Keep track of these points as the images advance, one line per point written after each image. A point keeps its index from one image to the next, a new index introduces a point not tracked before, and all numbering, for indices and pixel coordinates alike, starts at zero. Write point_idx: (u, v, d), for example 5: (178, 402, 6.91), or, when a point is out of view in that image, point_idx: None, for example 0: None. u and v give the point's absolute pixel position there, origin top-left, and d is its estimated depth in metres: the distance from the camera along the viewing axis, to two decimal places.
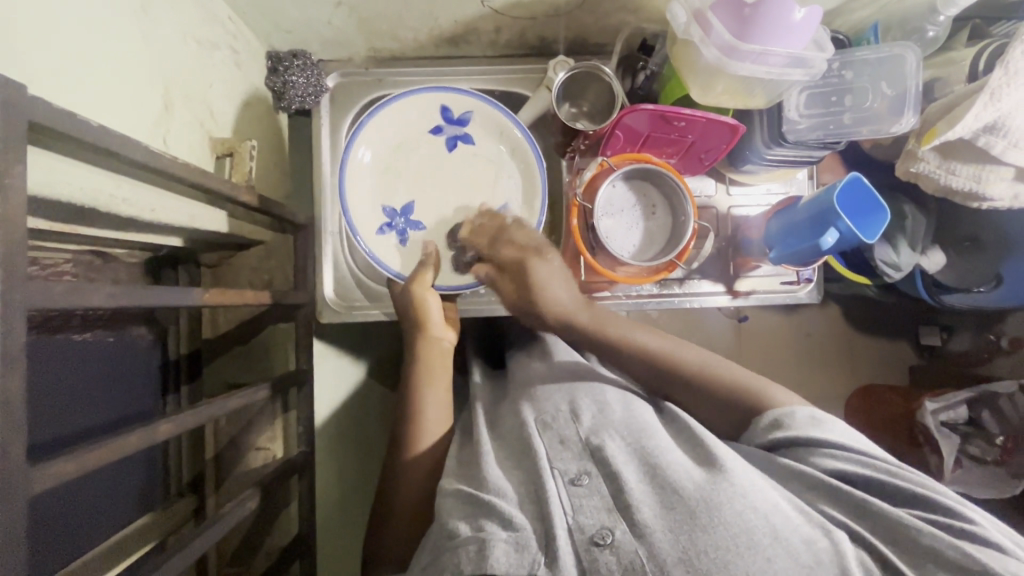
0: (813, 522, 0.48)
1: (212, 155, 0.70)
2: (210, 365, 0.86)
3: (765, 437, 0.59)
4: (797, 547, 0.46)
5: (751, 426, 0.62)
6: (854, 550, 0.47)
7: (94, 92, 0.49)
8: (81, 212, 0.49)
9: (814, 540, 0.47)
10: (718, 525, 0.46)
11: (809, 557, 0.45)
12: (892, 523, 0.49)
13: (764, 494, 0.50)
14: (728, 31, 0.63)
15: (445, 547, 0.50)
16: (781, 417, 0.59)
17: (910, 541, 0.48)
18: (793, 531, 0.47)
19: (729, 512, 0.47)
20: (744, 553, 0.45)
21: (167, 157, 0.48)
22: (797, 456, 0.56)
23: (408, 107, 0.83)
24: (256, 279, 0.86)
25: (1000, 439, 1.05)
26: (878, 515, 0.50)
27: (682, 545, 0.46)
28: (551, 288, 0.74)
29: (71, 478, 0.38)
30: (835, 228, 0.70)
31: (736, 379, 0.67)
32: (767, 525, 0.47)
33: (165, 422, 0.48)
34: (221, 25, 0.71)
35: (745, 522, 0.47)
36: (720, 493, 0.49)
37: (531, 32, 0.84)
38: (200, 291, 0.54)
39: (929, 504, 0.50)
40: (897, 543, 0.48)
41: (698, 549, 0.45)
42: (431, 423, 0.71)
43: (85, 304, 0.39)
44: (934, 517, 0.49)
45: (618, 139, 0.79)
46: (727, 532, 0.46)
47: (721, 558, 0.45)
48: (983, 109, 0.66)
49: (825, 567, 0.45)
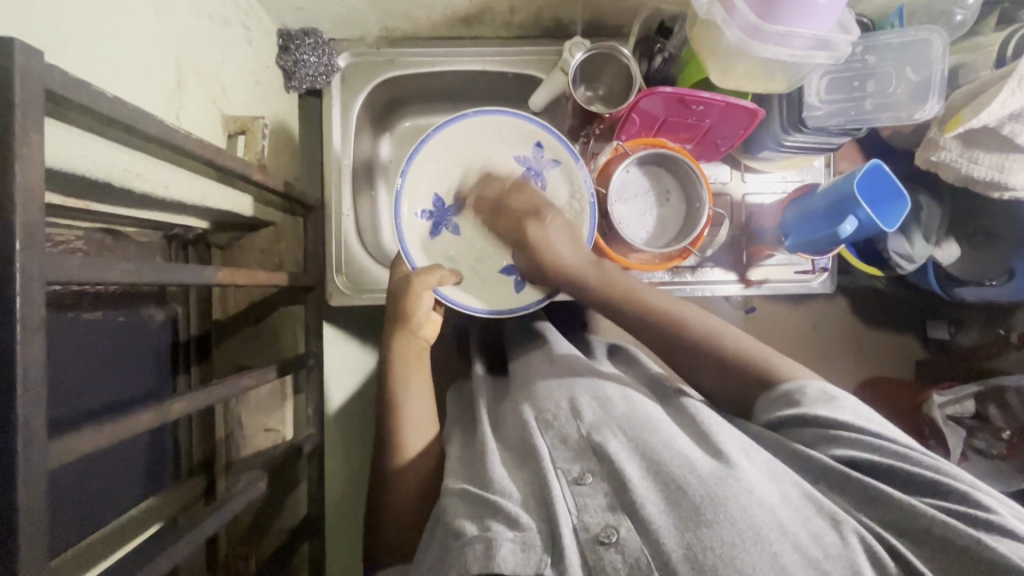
0: (821, 513, 0.48)
1: (223, 133, 0.69)
2: (220, 347, 0.86)
3: (776, 414, 0.59)
4: (804, 541, 0.45)
5: (765, 399, 0.61)
6: (862, 539, 0.46)
7: (108, 65, 0.48)
8: (96, 187, 0.49)
9: (822, 534, 0.46)
10: (722, 522, 0.46)
11: (817, 551, 0.45)
12: (901, 512, 0.48)
13: (770, 489, 0.49)
14: (754, 12, 0.61)
15: (452, 546, 0.50)
16: (792, 393, 0.59)
17: (920, 529, 0.47)
18: (800, 524, 0.46)
19: (733, 507, 0.46)
20: (749, 547, 0.44)
21: (182, 133, 0.48)
22: (800, 436, 0.56)
23: (507, 128, 0.82)
24: (266, 261, 0.84)
25: (1007, 433, 1.04)
26: (888, 504, 0.49)
27: (687, 541, 0.45)
28: (552, 244, 0.76)
29: (89, 453, 0.38)
30: (854, 216, 0.69)
31: (732, 342, 0.67)
32: (773, 519, 0.46)
33: (180, 400, 0.47)
34: (233, 1, 0.70)
35: (750, 516, 0.46)
36: (724, 488, 0.48)
37: (546, 12, 0.83)
38: (213, 270, 0.54)
39: (938, 489, 0.49)
40: (906, 532, 0.47)
41: (704, 544, 0.45)
42: (408, 431, 0.70)
43: (102, 279, 0.39)
44: (946, 504, 0.48)
45: (634, 123, 0.78)
46: (731, 528, 0.45)
47: (729, 554, 0.44)
48: (1010, 95, 0.65)
49: (834, 561, 0.44)
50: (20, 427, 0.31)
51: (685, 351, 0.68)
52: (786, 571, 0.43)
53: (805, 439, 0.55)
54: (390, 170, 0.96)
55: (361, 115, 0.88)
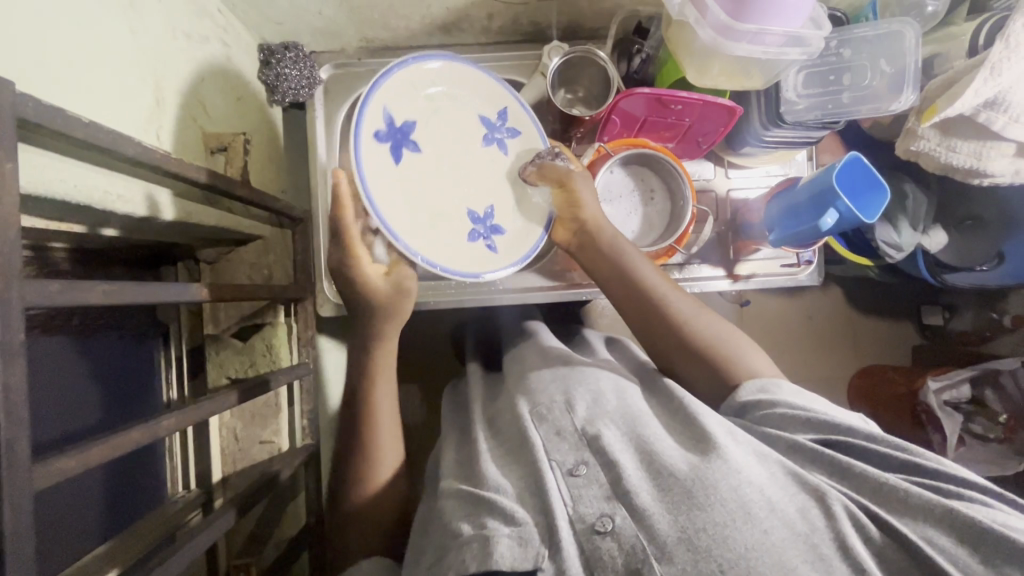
0: (807, 490, 0.48)
1: (204, 150, 0.69)
2: (215, 358, 0.83)
3: (751, 396, 0.61)
4: (793, 517, 0.46)
5: (731, 394, 0.64)
6: (846, 507, 0.46)
7: (85, 86, 0.48)
8: (75, 209, 0.49)
9: (808, 508, 0.47)
10: (714, 503, 0.46)
11: (804, 525, 0.46)
12: (878, 483, 0.49)
13: (760, 470, 0.50)
14: (725, 11, 0.61)
15: (451, 546, 0.50)
16: (768, 385, 0.62)
17: (896, 498, 0.48)
18: (788, 501, 0.47)
19: (724, 488, 0.47)
20: (740, 526, 0.45)
21: (162, 153, 0.48)
22: (768, 417, 0.58)
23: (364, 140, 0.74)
24: (255, 275, 0.82)
25: (1003, 417, 1.06)
26: (864, 479, 0.50)
27: (681, 525, 0.46)
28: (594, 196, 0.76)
29: (77, 472, 0.39)
30: (834, 209, 0.70)
31: (717, 343, 0.68)
32: (763, 497, 0.47)
33: (169, 416, 0.48)
34: (210, 18, 0.70)
35: (740, 496, 0.47)
36: (714, 470, 0.49)
37: (525, 17, 0.83)
38: (199, 286, 0.54)
39: (914, 467, 0.51)
40: (883, 500, 0.48)
41: (697, 527, 0.46)
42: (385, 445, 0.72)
43: (85, 300, 0.39)
44: (918, 479, 0.50)
45: (615, 124, 0.79)
46: (723, 507, 0.46)
47: (720, 534, 0.45)
48: (983, 84, 0.65)
49: (822, 534, 0.45)
50: (4, 452, 0.31)
51: (656, 335, 0.70)
52: (777, 550, 0.44)
53: (770, 418, 0.57)
54: None
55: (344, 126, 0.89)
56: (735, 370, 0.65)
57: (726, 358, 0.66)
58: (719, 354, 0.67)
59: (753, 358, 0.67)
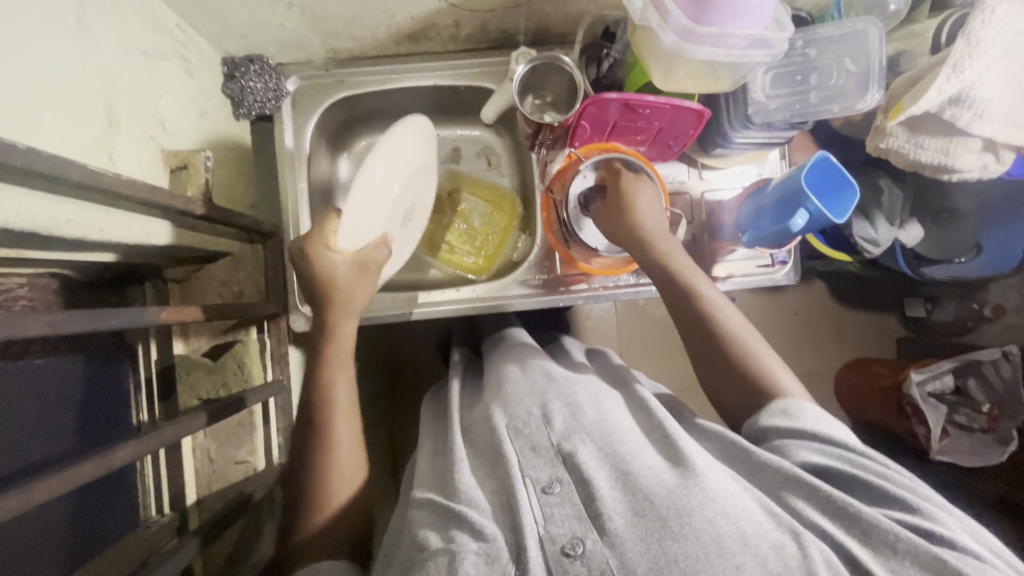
0: (781, 527, 0.48)
1: (164, 168, 0.68)
2: (186, 380, 0.80)
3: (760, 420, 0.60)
4: (766, 554, 0.45)
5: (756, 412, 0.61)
6: (821, 551, 0.46)
7: (31, 110, 0.47)
8: (21, 234, 0.48)
9: (783, 546, 0.46)
10: (688, 534, 0.46)
11: (778, 564, 0.44)
12: (862, 521, 0.48)
13: (735, 499, 0.49)
14: (686, 15, 0.61)
15: (415, 560, 0.49)
16: (790, 407, 0.59)
17: (878, 536, 0.47)
18: (762, 537, 0.46)
19: (699, 520, 0.46)
20: (713, 561, 0.44)
21: (110, 176, 0.47)
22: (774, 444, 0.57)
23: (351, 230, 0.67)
24: (225, 292, 0.81)
25: (986, 406, 1.07)
26: (844, 510, 0.49)
27: (653, 555, 0.45)
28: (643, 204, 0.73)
29: (16, 511, 0.37)
30: (804, 209, 0.69)
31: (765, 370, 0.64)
32: (737, 531, 0.46)
33: (125, 445, 0.47)
34: (168, 34, 0.69)
35: (714, 528, 0.46)
36: (690, 499, 0.48)
37: (492, 24, 0.83)
38: (156, 310, 0.53)
39: (900, 503, 0.50)
40: (865, 537, 0.48)
41: (669, 558, 0.45)
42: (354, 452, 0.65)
43: (23, 333, 0.38)
44: (900, 516, 0.49)
45: (585, 129, 0.78)
46: (697, 541, 0.45)
47: (692, 567, 0.44)
48: (946, 82, 0.66)
49: (793, 573, 0.44)
50: None
51: (711, 365, 0.67)
52: None
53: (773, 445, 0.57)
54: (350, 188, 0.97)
55: (314, 137, 0.87)
56: (731, 383, 0.65)
57: (760, 384, 0.63)
58: (758, 377, 0.64)
59: (773, 375, 0.63)
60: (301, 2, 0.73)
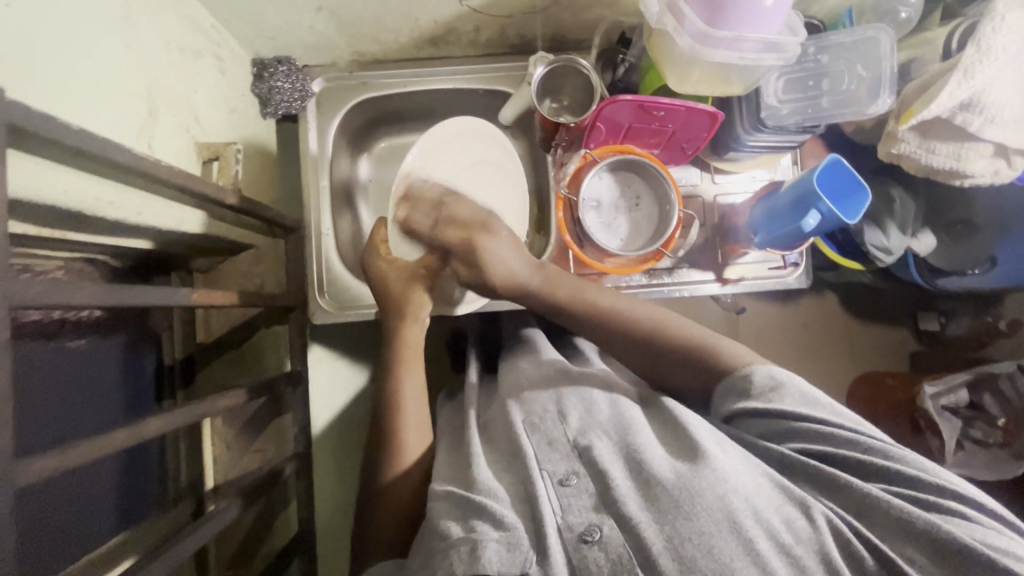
0: (792, 499, 0.49)
1: (197, 159, 0.71)
2: (206, 368, 0.85)
3: (732, 404, 0.59)
4: (777, 527, 0.47)
5: (719, 396, 0.62)
6: (829, 520, 0.47)
7: (78, 96, 0.50)
8: (67, 213, 0.50)
9: (793, 520, 0.47)
10: (700, 512, 0.47)
11: (788, 537, 0.46)
12: (872, 502, 0.49)
13: (746, 478, 0.50)
14: (701, 18, 0.63)
15: (437, 548, 0.50)
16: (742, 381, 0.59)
17: (885, 516, 0.48)
18: (772, 510, 0.48)
19: (710, 497, 0.47)
20: (725, 535, 0.45)
21: (152, 161, 0.50)
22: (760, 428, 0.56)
23: None
24: (247, 284, 0.84)
25: (1002, 421, 1.05)
26: (851, 492, 0.50)
27: (667, 534, 0.46)
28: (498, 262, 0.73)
29: (55, 471, 0.39)
30: (815, 210, 0.71)
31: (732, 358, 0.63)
32: (748, 506, 0.47)
33: (157, 418, 0.49)
34: (204, 34, 0.73)
35: (725, 504, 0.47)
36: (701, 480, 0.49)
37: (511, 29, 0.86)
38: (187, 290, 0.55)
39: (912, 481, 0.50)
40: (876, 521, 0.48)
41: (683, 536, 0.46)
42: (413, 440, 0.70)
43: (68, 301, 0.41)
44: (905, 491, 0.49)
45: (600, 132, 0.80)
46: (708, 517, 0.46)
47: (706, 544, 0.45)
48: (956, 87, 0.67)
49: (804, 546, 0.46)
50: None
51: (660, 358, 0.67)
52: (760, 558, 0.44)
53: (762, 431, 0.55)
54: (370, 188, 0.99)
55: (337, 137, 0.90)
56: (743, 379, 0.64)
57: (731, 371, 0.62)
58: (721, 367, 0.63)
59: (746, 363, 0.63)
60: (330, 6, 0.77)
